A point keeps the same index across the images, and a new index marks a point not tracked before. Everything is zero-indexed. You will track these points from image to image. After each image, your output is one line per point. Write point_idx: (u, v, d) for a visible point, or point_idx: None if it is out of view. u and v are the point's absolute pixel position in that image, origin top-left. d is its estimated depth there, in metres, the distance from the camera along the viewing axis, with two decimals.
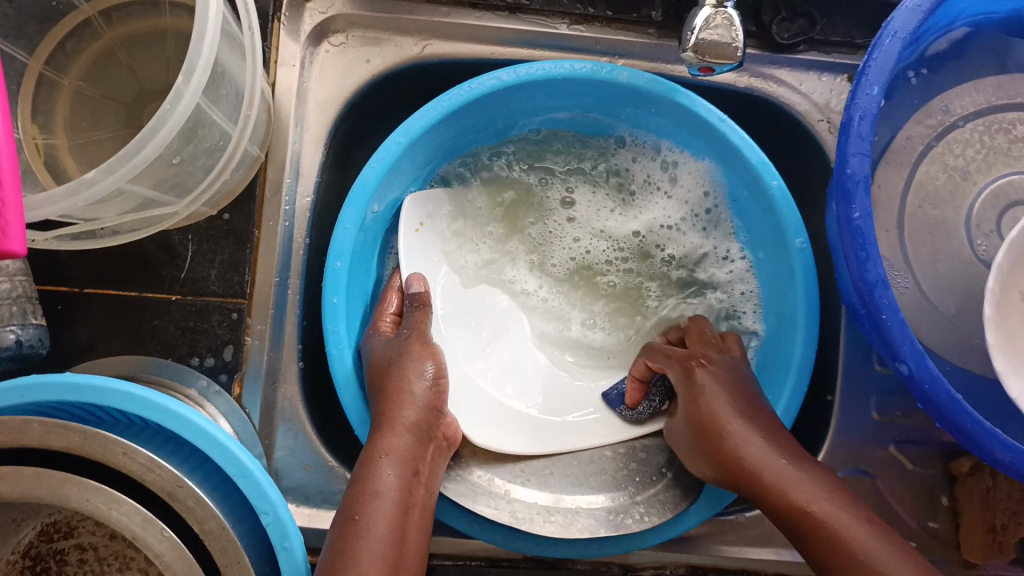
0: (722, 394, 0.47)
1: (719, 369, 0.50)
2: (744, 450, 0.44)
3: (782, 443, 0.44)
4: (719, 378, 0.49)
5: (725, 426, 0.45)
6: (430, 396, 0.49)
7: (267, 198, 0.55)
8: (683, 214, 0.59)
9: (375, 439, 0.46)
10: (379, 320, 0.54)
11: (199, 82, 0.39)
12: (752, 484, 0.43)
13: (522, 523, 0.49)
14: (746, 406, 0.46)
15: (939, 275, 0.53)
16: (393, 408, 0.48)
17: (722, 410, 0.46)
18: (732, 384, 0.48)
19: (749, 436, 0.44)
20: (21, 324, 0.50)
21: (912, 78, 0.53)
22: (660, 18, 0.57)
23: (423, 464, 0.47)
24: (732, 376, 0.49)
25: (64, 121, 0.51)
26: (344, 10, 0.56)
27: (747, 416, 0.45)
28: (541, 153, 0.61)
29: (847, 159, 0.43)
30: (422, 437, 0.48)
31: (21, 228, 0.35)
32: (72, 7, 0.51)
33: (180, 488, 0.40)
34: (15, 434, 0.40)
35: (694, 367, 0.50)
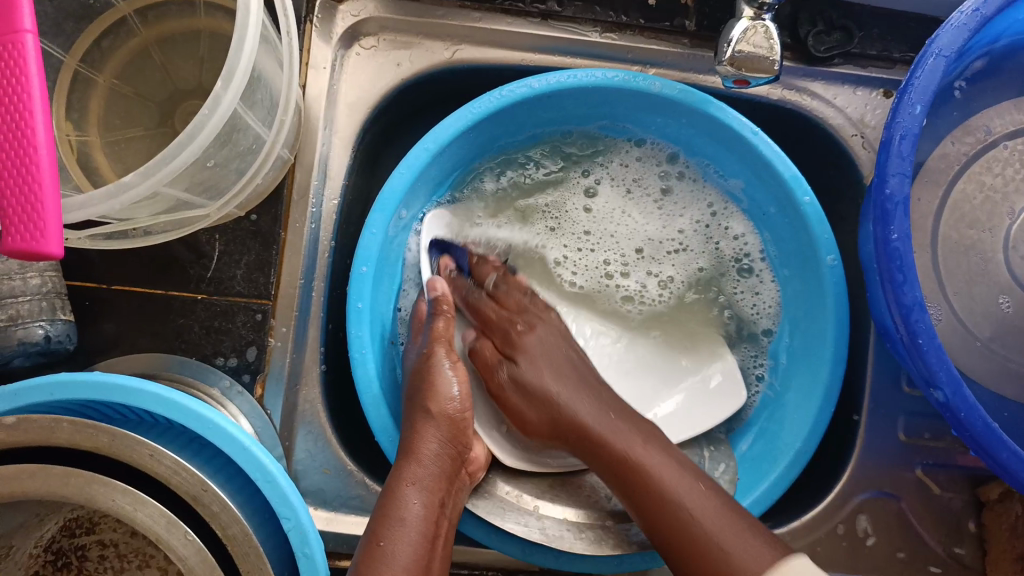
0: (554, 358, 0.52)
1: (543, 331, 0.53)
2: (572, 408, 0.49)
3: (635, 426, 0.48)
4: (550, 344, 0.53)
5: (561, 396, 0.49)
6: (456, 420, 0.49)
7: (294, 200, 0.55)
8: (702, 220, 0.59)
9: (400, 466, 0.46)
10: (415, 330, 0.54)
11: (237, 88, 0.39)
12: (637, 489, 0.45)
13: (554, 541, 0.49)
14: (568, 371, 0.51)
15: (973, 296, 0.52)
16: (418, 437, 0.47)
17: (556, 384, 0.50)
18: (559, 347, 0.53)
19: (567, 394, 0.49)
20: (50, 319, 0.51)
21: (958, 93, 0.52)
22: (694, 27, 0.56)
23: (449, 497, 0.46)
24: (556, 338, 0.53)
25: (97, 118, 0.52)
26: (376, 14, 0.56)
27: (574, 380, 0.50)
28: (567, 155, 0.59)
29: (887, 180, 0.42)
30: (449, 468, 0.47)
31: (59, 231, 0.36)
32: (109, 6, 0.52)
33: (206, 492, 0.40)
34: (44, 434, 0.41)
35: (518, 333, 0.52)
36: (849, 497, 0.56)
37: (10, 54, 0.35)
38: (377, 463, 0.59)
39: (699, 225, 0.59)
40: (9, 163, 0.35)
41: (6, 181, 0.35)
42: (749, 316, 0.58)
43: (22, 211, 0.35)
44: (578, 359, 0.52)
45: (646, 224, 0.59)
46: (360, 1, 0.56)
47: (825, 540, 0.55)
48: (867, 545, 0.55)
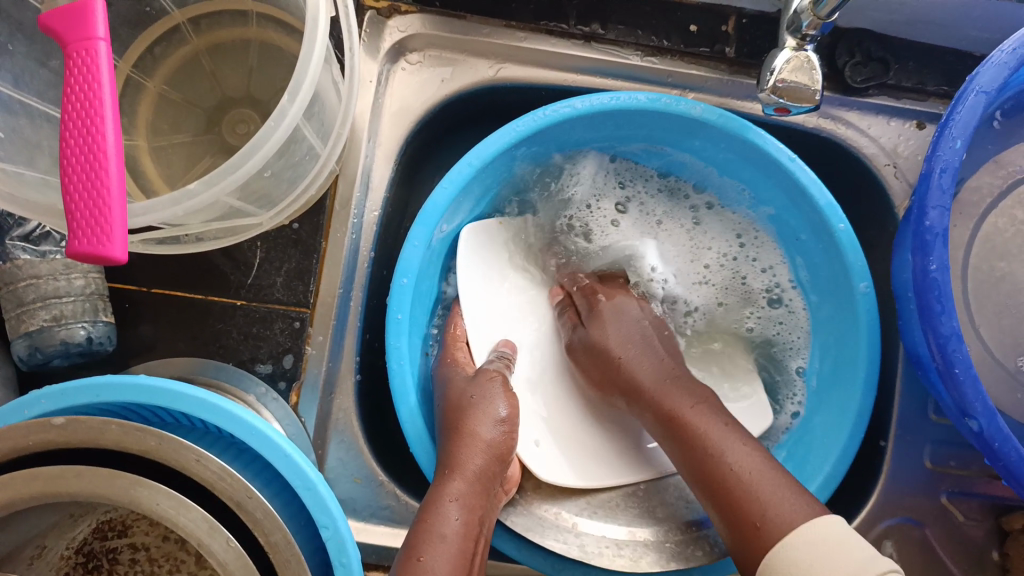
0: (622, 325, 0.55)
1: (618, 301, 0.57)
2: (634, 371, 0.53)
3: (687, 388, 0.50)
4: (624, 314, 0.56)
5: (624, 358, 0.54)
6: (500, 440, 0.50)
7: (336, 210, 0.56)
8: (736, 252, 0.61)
9: (442, 482, 0.46)
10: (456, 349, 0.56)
11: (302, 104, 0.41)
12: (685, 445, 0.47)
13: (592, 558, 0.50)
14: (640, 335, 0.55)
15: (1004, 328, 0.53)
16: (458, 452, 0.48)
17: (623, 351, 0.54)
18: (627, 317, 0.56)
19: (642, 365, 0.53)
20: (92, 320, 0.51)
21: (997, 123, 0.53)
22: (733, 54, 0.57)
23: (486, 513, 0.47)
24: (629, 305, 0.57)
25: (145, 123, 0.52)
26: (422, 30, 0.57)
27: (643, 346, 0.54)
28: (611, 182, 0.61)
29: (927, 212, 0.43)
30: (487, 483, 0.48)
31: (123, 237, 0.37)
32: (164, 13, 0.52)
33: (250, 499, 0.41)
34: (93, 436, 0.41)
35: (595, 299, 0.57)
36: (874, 522, 0.56)
37: (86, 59, 0.38)
38: (406, 473, 0.59)
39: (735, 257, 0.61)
40: (78, 168, 0.37)
41: (74, 184, 0.37)
42: (779, 348, 0.60)
43: (90, 215, 0.37)
44: (651, 333, 0.56)
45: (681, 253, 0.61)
46: (407, 17, 0.57)
47: None
48: None
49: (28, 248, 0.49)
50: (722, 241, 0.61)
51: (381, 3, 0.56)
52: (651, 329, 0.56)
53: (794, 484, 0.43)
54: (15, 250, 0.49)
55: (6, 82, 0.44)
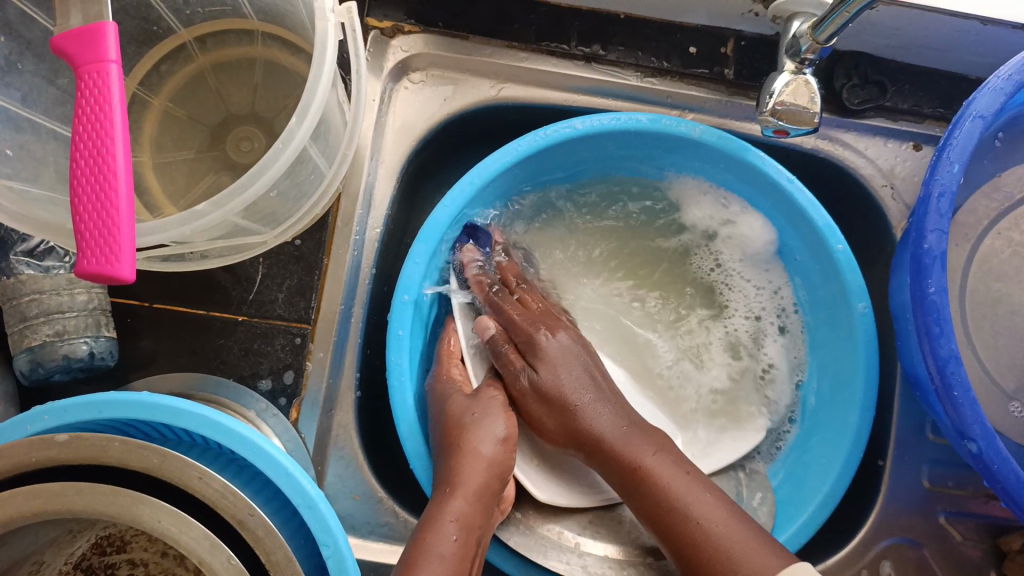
0: (572, 367, 0.53)
1: (568, 339, 0.55)
2: (591, 421, 0.51)
3: (646, 435, 0.51)
4: (570, 350, 0.55)
5: (579, 406, 0.52)
6: (501, 454, 0.50)
7: (338, 227, 0.57)
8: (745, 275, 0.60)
9: (442, 500, 0.47)
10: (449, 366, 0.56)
11: (310, 124, 0.41)
12: (647, 496, 0.48)
13: None
14: (588, 375, 0.53)
15: (1001, 350, 0.53)
16: (459, 470, 0.48)
17: (584, 398, 0.52)
18: (574, 357, 0.54)
19: (601, 411, 0.52)
20: (94, 336, 0.52)
21: (999, 142, 0.54)
22: (732, 76, 0.58)
23: (482, 530, 0.47)
24: (577, 347, 0.55)
25: (151, 140, 0.53)
26: (425, 50, 0.58)
27: (595, 387, 0.53)
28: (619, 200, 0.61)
29: (925, 235, 0.44)
30: (485, 500, 0.48)
31: (132, 255, 0.38)
32: (170, 32, 0.53)
33: (252, 517, 0.41)
34: (95, 451, 0.41)
35: (540, 338, 0.55)
36: (872, 541, 0.57)
37: (98, 81, 0.38)
38: (405, 489, 0.59)
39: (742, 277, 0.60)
40: (88, 187, 0.37)
41: (84, 204, 0.37)
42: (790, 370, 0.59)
43: (100, 235, 0.37)
44: (597, 369, 0.54)
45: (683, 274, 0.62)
46: (411, 37, 0.58)
47: None
48: None
49: (32, 263, 0.50)
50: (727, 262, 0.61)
51: (385, 23, 0.57)
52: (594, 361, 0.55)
53: (759, 537, 0.44)
54: (19, 265, 0.50)
55: (14, 99, 0.45)
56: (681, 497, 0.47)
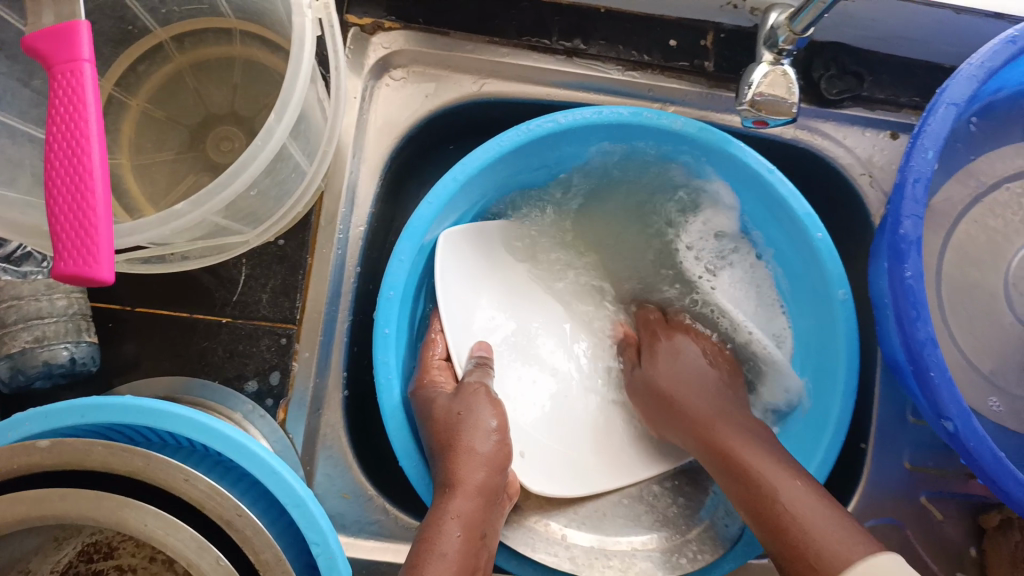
0: (678, 363, 0.58)
1: (680, 344, 0.59)
2: (691, 403, 0.54)
3: (739, 425, 0.51)
4: (679, 354, 0.58)
5: (677, 395, 0.55)
6: (496, 453, 0.51)
7: (322, 225, 0.56)
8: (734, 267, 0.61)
9: (443, 500, 0.47)
10: (433, 369, 0.55)
11: (289, 121, 0.41)
12: (735, 477, 0.47)
13: (583, 570, 0.52)
14: (691, 376, 0.57)
15: (977, 334, 0.54)
16: (461, 467, 0.48)
17: (689, 391, 0.55)
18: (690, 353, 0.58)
19: (703, 401, 0.54)
20: (75, 341, 0.51)
21: (973, 127, 0.54)
22: (712, 69, 0.58)
23: (489, 525, 0.48)
24: (683, 347, 0.59)
25: (129, 142, 0.52)
26: (406, 47, 0.58)
27: (696, 386, 0.56)
28: (603, 194, 0.62)
29: (901, 221, 0.45)
30: (489, 496, 0.48)
31: (110, 256, 0.37)
32: (146, 31, 0.52)
33: (239, 517, 0.41)
34: (79, 456, 0.41)
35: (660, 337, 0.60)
36: (857, 524, 0.58)
37: (71, 81, 0.38)
38: (395, 486, 0.59)
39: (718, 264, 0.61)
40: (63, 188, 0.37)
41: (60, 205, 0.37)
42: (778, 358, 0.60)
43: (76, 236, 0.37)
44: (704, 367, 0.57)
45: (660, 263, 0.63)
46: (391, 34, 0.57)
47: None
48: None
49: (9, 268, 0.48)
50: (717, 252, 0.61)
51: (365, 20, 0.57)
52: (701, 365, 0.58)
53: (831, 508, 0.42)
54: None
55: None
56: (760, 471, 0.46)
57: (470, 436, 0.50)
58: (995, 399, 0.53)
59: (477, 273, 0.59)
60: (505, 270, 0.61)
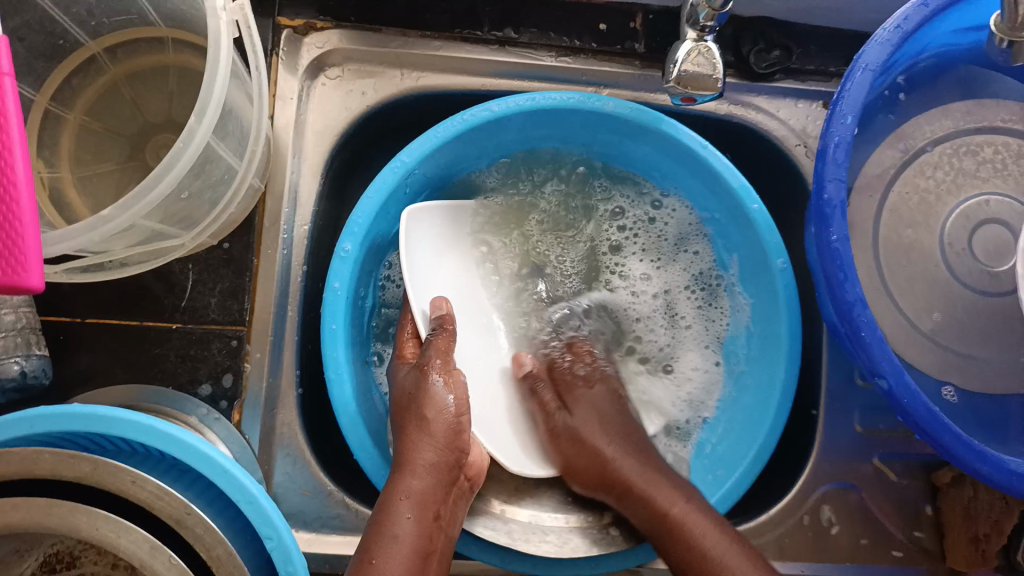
0: (598, 410, 0.57)
1: (602, 391, 0.59)
2: (620, 467, 0.53)
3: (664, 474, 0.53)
4: (599, 400, 0.58)
5: (602, 445, 0.55)
6: (450, 432, 0.51)
7: (266, 227, 0.57)
8: (664, 254, 0.63)
9: (396, 480, 0.48)
10: (404, 343, 0.55)
11: (210, 123, 0.42)
12: (637, 516, 0.51)
13: (519, 544, 0.52)
14: (613, 423, 0.57)
15: (915, 294, 0.55)
16: (414, 448, 0.49)
17: (608, 445, 0.55)
18: (605, 404, 0.58)
19: (623, 456, 0.54)
20: (26, 355, 0.51)
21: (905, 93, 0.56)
22: (644, 50, 0.59)
23: (444, 508, 0.49)
24: (610, 395, 0.58)
25: (69, 156, 0.52)
26: (340, 45, 0.58)
27: (617, 441, 0.55)
28: (542, 180, 0.62)
29: (825, 186, 0.45)
30: (444, 480, 0.49)
31: (40, 265, 0.38)
32: (78, 45, 0.52)
33: (189, 515, 0.42)
34: (27, 465, 0.42)
35: (578, 387, 0.59)
36: (812, 489, 0.59)
37: None
38: (355, 480, 0.60)
39: (647, 253, 0.63)
40: None
41: None
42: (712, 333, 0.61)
43: (5, 247, 0.37)
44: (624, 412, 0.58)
45: (593, 252, 0.63)
46: (324, 33, 0.58)
47: (793, 532, 0.58)
48: (831, 534, 0.58)
49: None
50: (653, 236, 0.63)
51: (297, 21, 0.57)
52: (619, 414, 0.57)
53: (715, 523, 0.48)
54: None
55: None
56: (685, 526, 0.48)
57: (437, 416, 0.51)
58: (950, 388, 0.54)
59: (439, 251, 0.59)
60: (456, 251, 0.60)
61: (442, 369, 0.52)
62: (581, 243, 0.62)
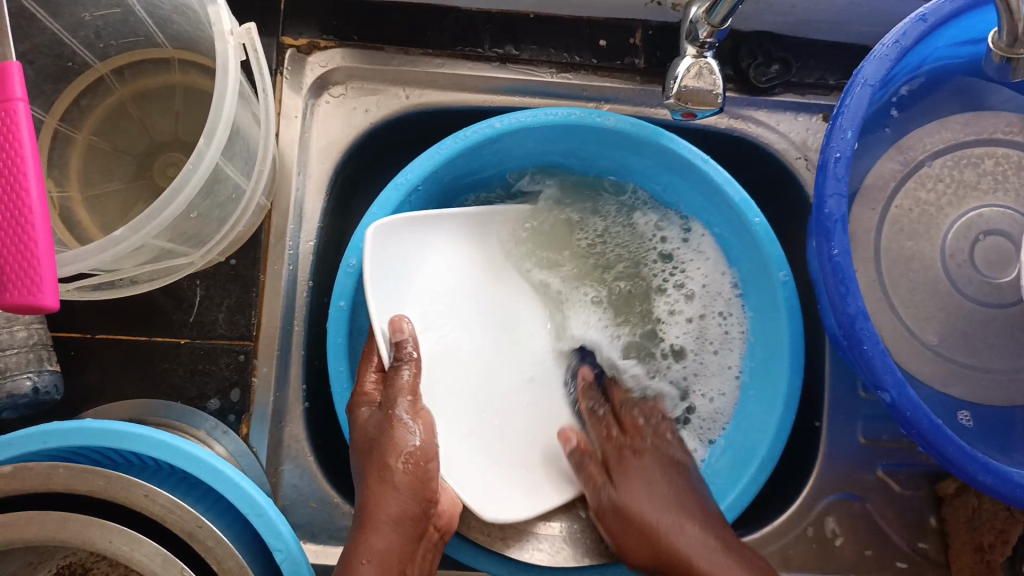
0: (651, 485, 0.52)
1: (653, 462, 0.54)
2: (674, 541, 0.48)
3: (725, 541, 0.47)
4: (651, 470, 0.54)
5: (645, 511, 0.50)
6: (413, 480, 0.49)
7: (272, 243, 0.58)
8: (683, 259, 0.62)
9: (359, 536, 0.47)
10: (364, 383, 0.52)
11: (219, 144, 0.43)
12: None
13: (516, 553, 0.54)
14: (679, 492, 0.51)
15: (918, 305, 0.55)
16: (377, 501, 0.48)
17: (659, 515, 0.50)
18: (660, 475, 0.53)
19: (686, 531, 0.48)
20: (38, 370, 0.52)
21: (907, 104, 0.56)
22: (644, 65, 0.60)
23: (409, 564, 0.48)
24: (659, 466, 0.54)
25: (78, 174, 0.53)
26: (343, 64, 0.59)
27: (679, 506, 0.50)
28: (563, 188, 0.63)
29: (825, 200, 0.46)
30: (409, 533, 0.48)
31: (54, 285, 0.39)
32: (86, 66, 0.54)
33: (200, 528, 0.42)
34: (40, 480, 0.43)
35: (625, 459, 0.55)
36: (816, 500, 0.59)
37: (6, 119, 0.39)
38: None
39: (666, 259, 0.62)
40: (6, 222, 0.38)
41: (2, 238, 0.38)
42: (732, 341, 0.60)
43: (20, 267, 0.38)
44: (681, 481, 0.52)
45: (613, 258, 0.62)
46: (328, 52, 0.59)
47: (797, 542, 0.58)
48: (836, 545, 0.59)
49: None
50: (670, 243, 0.62)
51: (301, 41, 0.59)
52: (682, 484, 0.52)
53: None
54: None
55: None
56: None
57: (400, 463, 0.49)
58: (966, 414, 0.54)
59: (451, 262, 0.58)
60: (471, 260, 0.59)
61: (409, 407, 0.51)
62: (600, 247, 0.62)
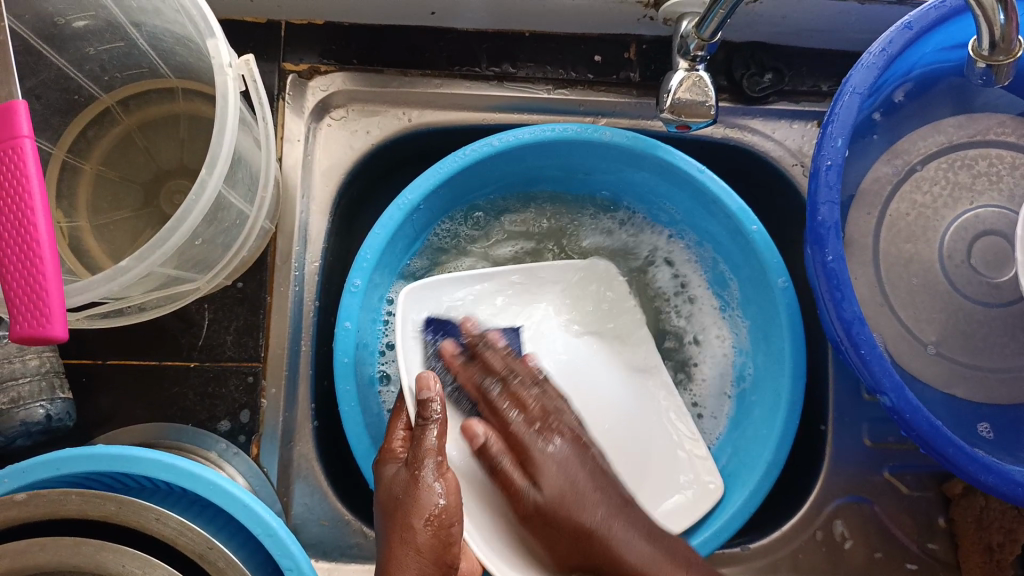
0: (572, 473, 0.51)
1: (568, 444, 0.53)
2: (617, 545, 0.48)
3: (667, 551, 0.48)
4: (568, 459, 0.52)
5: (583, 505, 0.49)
6: (434, 542, 0.43)
7: (278, 265, 0.59)
8: (667, 272, 0.64)
9: None
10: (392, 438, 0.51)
11: (221, 173, 0.44)
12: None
13: None
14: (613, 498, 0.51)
15: (918, 307, 0.56)
16: (397, 565, 0.42)
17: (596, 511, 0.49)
18: (573, 469, 0.51)
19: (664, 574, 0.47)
20: (50, 398, 0.53)
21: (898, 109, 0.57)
22: (638, 78, 0.61)
23: None
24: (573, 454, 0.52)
25: (86, 204, 0.54)
26: (344, 87, 0.60)
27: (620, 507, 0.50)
28: (546, 207, 0.64)
29: (817, 208, 0.46)
30: None
31: (63, 315, 0.40)
32: (92, 99, 0.55)
33: (211, 549, 0.43)
34: (54, 506, 0.43)
35: (536, 452, 0.51)
36: (825, 503, 0.59)
37: (13, 156, 0.40)
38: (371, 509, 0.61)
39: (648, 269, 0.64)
40: (14, 256, 0.39)
41: (12, 272, 0.39)
42: (722, 347, 0.62)
43: (30, 299, 0.39)
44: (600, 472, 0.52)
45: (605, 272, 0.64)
46: (328, 76, 0.60)
47: (807, 546, 0.59)
48: (846, 548, 0.59)
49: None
50: (655, 255, 0.64)
51: (302, 66, 0.60)
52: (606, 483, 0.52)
53: None
54: None
55: None
56: None
57: (423, 524, 0.44)
58: (986, 425, 0.55)
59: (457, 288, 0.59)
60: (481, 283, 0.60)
61: (437, 468, 0.46)
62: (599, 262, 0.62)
